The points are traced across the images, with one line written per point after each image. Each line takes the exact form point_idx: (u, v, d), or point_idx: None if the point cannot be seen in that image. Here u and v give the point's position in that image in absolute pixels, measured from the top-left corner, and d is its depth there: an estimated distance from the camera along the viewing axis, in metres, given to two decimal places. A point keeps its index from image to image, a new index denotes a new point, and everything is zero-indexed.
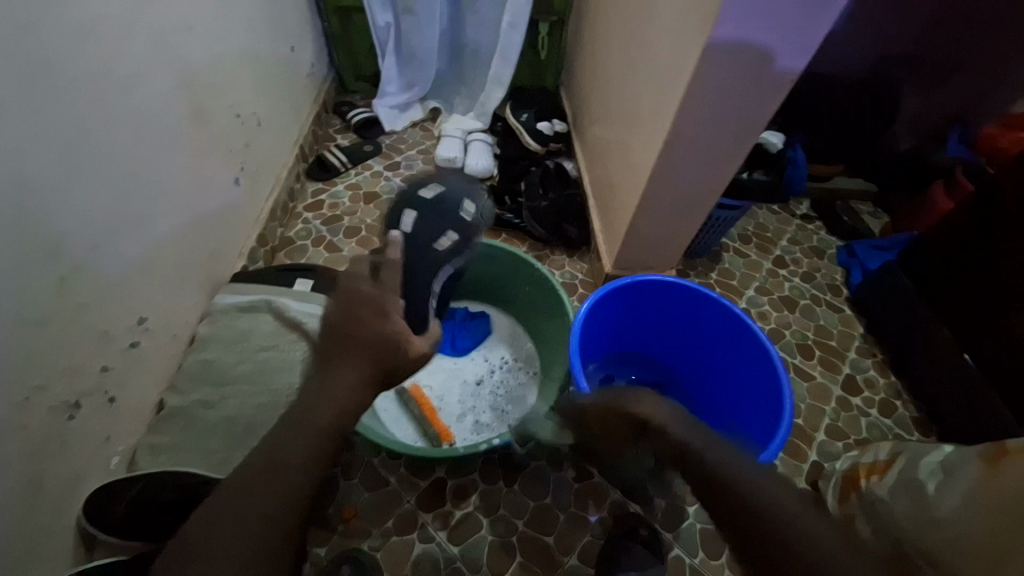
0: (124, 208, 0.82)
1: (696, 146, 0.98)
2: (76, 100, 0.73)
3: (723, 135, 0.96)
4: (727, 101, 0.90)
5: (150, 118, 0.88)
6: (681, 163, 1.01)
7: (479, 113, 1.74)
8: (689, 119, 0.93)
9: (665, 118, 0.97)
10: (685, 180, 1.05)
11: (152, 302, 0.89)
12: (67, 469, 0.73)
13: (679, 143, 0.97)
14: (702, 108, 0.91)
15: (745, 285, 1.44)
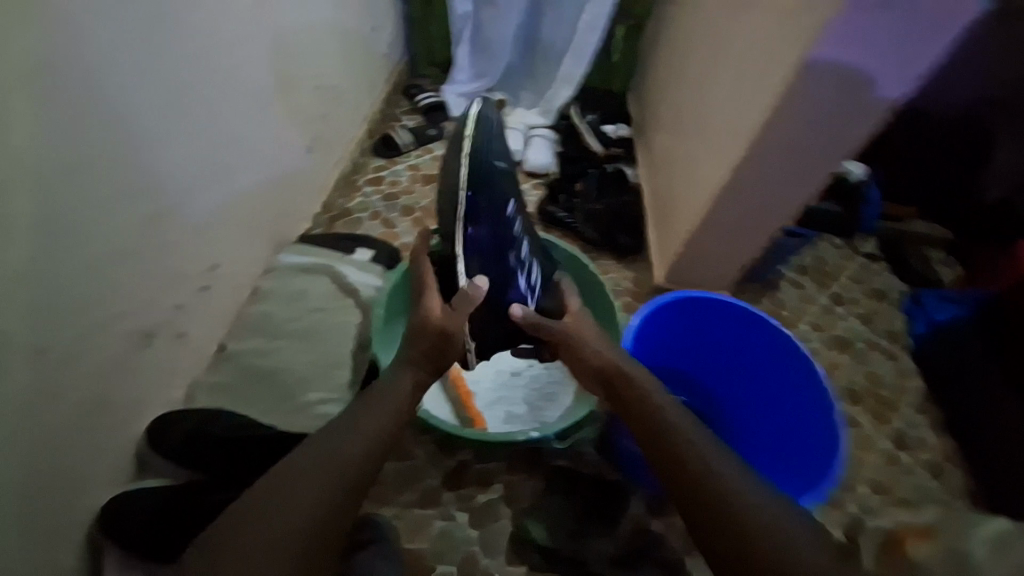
0: (211, 157, 0.88)
1: (775, 165, 0.95)
2: (183, 51, 0.78)
3: (806, 157, 0.92)
4: (817, 122, 0.87)
5: (242, 77, 0.93)
6: (756, 182, 0.98)
7: (545, 110, 1.74)
8: (773, 136, 0.90)
9: (746, 133, 0.95)
10: (756, 200, 1.02)
11: (224, 250, 0.94)
12: (131, 393, 0.78)
13: (757, 160, 0.94)
14: (788, 126, 0.88)
15: (797, 318, 1.38)
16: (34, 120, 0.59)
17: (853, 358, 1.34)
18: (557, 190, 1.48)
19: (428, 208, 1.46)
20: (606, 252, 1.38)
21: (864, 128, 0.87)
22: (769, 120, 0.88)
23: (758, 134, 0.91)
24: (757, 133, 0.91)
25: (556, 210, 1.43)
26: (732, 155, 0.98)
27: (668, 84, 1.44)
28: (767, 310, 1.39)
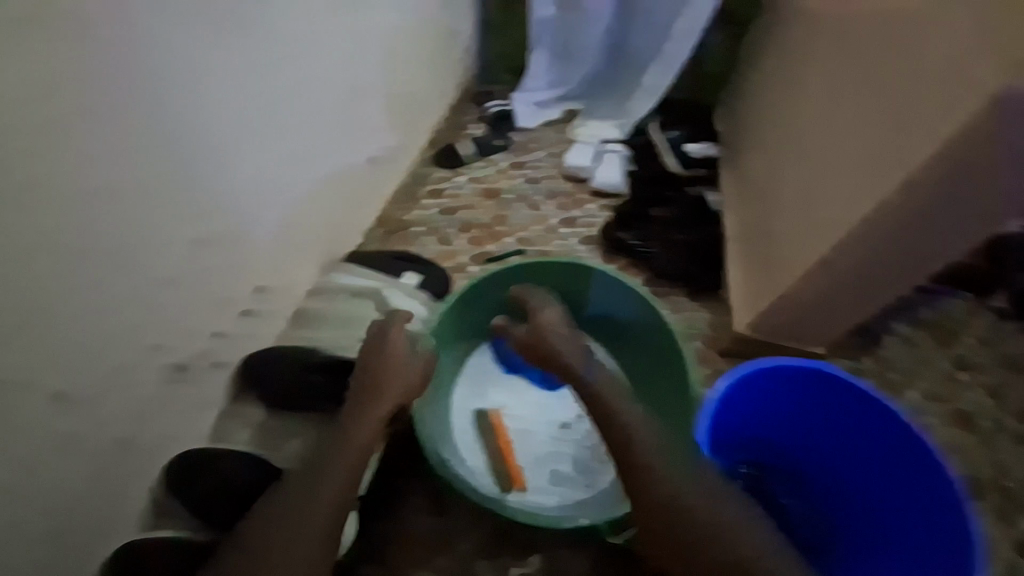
0: (269, 175, 0.86)
1: (921, 216, 0.76)
2: (247, 72, 0.77)
3: (963, 208, 0.74)
4: (989, 169, 0.68)
5: (308, 96, 0.90)
6: (891, 233, 0.80)
7: (622, 122, 1.58)
8: (927, 184, 0.72)
9: (884, 176, 0.77)
10: (887, 252, 0.83)
11: (274, 271, 0.93)
12: (162, 425, 0.80)
13: (899, 209, 0.77)
14: (949, 173, 0.70)
15: (907, 383, 1.11)
16: (81, 157, 0.59)
17: (978, 441, 1.06)
18: (631, 216, 1.32)
19: (487, 226, 1.37)
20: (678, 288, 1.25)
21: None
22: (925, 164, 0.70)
23: (907, 180, 0.73)
24: (904, 178, 0.73)
25: (624, 238, 1.29)
26: (863, 198, 0.81)
27: (771, 100, 1.24)
28: (871, 372, 1.13)
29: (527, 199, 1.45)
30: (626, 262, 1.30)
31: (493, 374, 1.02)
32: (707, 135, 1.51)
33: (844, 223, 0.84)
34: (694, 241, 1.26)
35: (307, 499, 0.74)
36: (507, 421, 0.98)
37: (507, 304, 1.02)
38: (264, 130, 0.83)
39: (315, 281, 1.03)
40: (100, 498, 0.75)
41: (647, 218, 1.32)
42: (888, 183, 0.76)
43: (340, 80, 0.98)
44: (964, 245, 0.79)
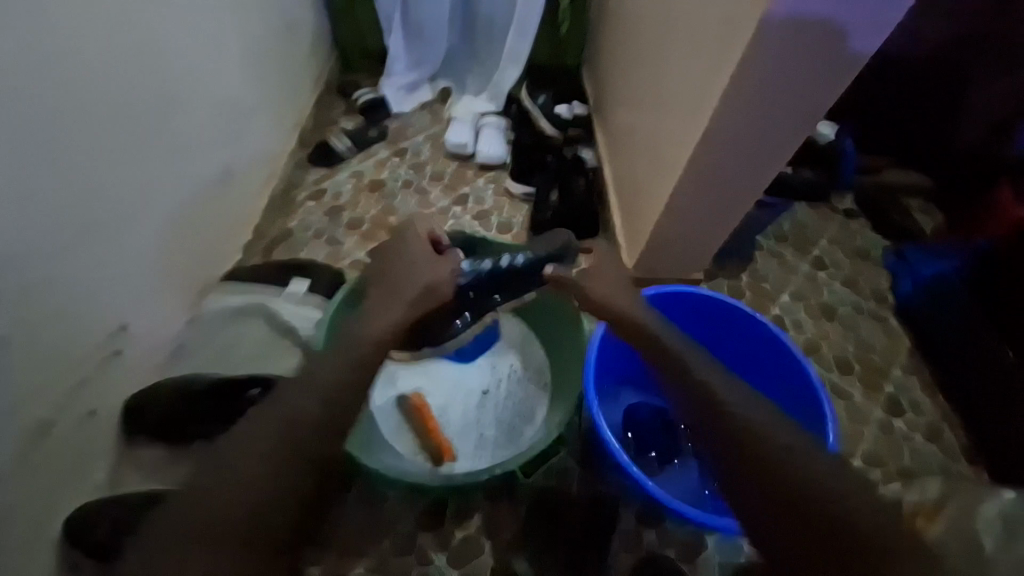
0: (94, 212, 0.73)
1: (739, 139, 0.83)
2: (40, 92, 0.65)
3: (767, 120, 0.80)
4: (773, 82, 0.75)
5: (110, 115, 0.75)
6: (718, 159, 0.87)
7: (493, 94, 1.59)
8: (735, 105, 0.78)
9: (704, 109, 0.82)
10: (731, 176, 0.90)
11: (122, 310, 0.80)
12: None
13: (718, 137, 0.83)
14: (747, 92, 0.76)
15: (779, 289, 1.29)
16: None
17: (841, 326, 1.25)
18: (518, 189, 1.39)
19: (376, 221, 1.33)
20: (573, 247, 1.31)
21: (826, 88, 0.76)
22: (729, 88, 0.76)
23: (719, 106, 0.78)
24: (716, 105, 0.79)
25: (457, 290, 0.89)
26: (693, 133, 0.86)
27: (619, 54, 1.31)
28: (749, 285, 1.29)
29: (414, 185, 1.43)
30: (520, 231, 1.35)
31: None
32: (575, 94, 1.52)
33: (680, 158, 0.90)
34: (567, 202, 1.32)
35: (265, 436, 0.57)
36: (428, 401, 0.98)
37: None
38: (85, 161, 0.72)
39: (158, 329, 0.88)
40: None
41: (535, 250, 0.95)
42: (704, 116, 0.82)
43: (144, 79, 0.81)
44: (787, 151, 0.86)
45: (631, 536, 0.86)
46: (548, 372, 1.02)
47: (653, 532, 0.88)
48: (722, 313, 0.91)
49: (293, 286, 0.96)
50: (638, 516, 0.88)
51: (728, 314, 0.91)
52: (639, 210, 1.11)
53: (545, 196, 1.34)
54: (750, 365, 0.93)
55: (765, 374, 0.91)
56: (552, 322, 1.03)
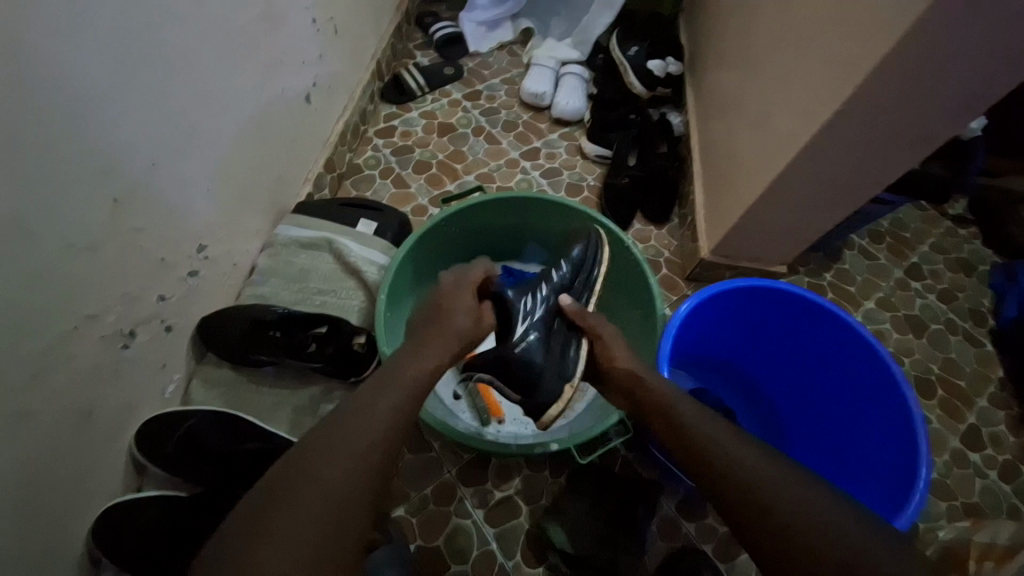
0: (191, 122, 0.73)
1: (877, 120, 0.72)
2: None
3: (911, 106, 0.70)
4: (938, 61, 0.64)
5: (206, 23, 0.72)
6: (842, 144, 0.77)
7: (580, 40, 1.47)
8: (885, 81, 0.67)
9: (843, 80, 0.71)
10: (853, 162, 0.79)
11: (210, 228, 0.80)
12: (120, 398, 0.66)
13: (853, 114, 0.73)
14: (903, 70, 0.65)
15: (864, 294, 1.19)
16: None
17: (927, 342, 1.15)
18: (593, 149, 1.30)
19: (444, 165, 1.30)
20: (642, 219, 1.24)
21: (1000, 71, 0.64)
22: (884, 59, 0.65)
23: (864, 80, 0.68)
24: (862, 77, 0.68)
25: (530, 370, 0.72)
26: (822, 108, 0.76)
27: (730, 7, 1.16)
28: (831, 284, 1.20)
29: (486, 132, 1.37)
30: (589, 195, 1.28)
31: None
32: (670, 50, 1.38)
33: (800, 134, 0.80)
34: (645, 171, 1.23)
35: (318, 477, 0.53)
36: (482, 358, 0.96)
37: (468, 236, 1.00)
38: (186, 71, 0.70)
39: (238, 254, 0.88)
40: (66, 482, 0.60)
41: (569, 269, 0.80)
42: (840, 94, 0.72)
43: None
44: (929, 141, 0.75)
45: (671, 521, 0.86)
46: None
47: (692, 523, 0.87)
48: (813, 316, 0.83)
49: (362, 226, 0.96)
50: (679, 504, 0.88)
51: (820, 317, 0.83)
52: (730, 190, 1.02)
53: (623, 160, 1.25)
54: (829, 369, 0.86)
55: (849, 387, 0.83)
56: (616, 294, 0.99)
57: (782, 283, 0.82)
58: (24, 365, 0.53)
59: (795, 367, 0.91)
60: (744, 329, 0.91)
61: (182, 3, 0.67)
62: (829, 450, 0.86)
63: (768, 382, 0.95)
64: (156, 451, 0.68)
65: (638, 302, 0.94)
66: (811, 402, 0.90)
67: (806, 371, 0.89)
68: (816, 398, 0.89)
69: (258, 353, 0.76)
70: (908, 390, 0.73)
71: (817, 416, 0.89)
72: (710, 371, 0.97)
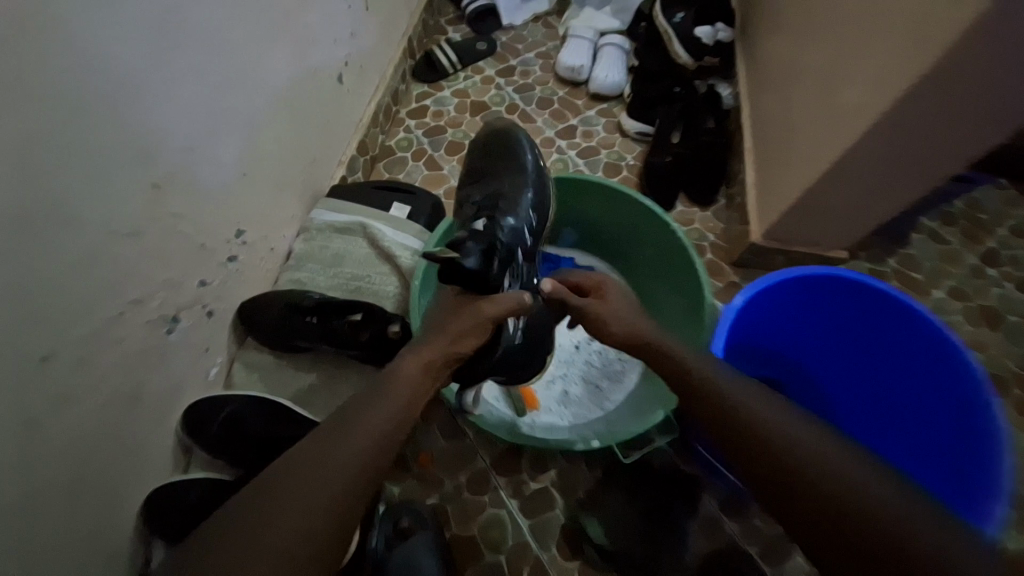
0: (220, 105, 0.71)
1: (970, 86, 0.63)
2: None
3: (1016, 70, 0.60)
4: None
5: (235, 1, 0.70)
6: (928, 115, 0.68)
7: (618, 9, 1.39)
8: (986, 41, 0.58)
9: (928, 41, 0.62)
10: (937, 132, 0.70)
11: (248, 214, 0.80)
12: (166, 381, 0.68)
13: (938, 81, 0.63)
14: (1015, 25, 0.56)
15: (932, 282, 1.09)
16: (30, 88, 0.47)
17: (1004, 335, 1.04)
18: (634, 125, 1.23)
19: (477, 146, 1.26)
20: (685, 200, 1.17)
21: None
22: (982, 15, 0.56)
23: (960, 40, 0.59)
24: (957, 38, 0.59)
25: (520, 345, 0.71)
26: (901, 74, 0.66)
27: None
28: (894, 270, 1.10)
29: (520, 110, 1.31)
30: (629, 174, 1.21)
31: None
32: (720, 15, 1.27)
33: (874, 105, 0.71)
34: (690, 150, 1.16)
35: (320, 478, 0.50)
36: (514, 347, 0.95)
37: None
38: (218, 51, 0.69)
39: (274, 241, 0.87)
40: (117, 461, 0.63)
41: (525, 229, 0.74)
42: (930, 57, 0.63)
43: None
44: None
45: (712, 519, 0.82)
46: None
47: (735, 522, 0.83)
48: (883, 309, 0.77)
49: (396, 212, 0.94)
50: (721, 501, 0.84)
51: (890, 311, 0.76)
52: (787, 170, 0.93)
53: (667, 138, 1.17)
54: (898, 365, 0.79)
55: (919, 390, 0.77)
56: (657, 282, 0.95)
57: (849, 273, 0.75)
58: (74, 351, 0.55)
59: (860, 365, 0.84)
60: (804, 322, 0.84)
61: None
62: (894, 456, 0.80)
63: (828, 382, 0.88)
64: (201, 433, 0.70)
65: (681, 292, 0.90)
66: (876, 406, 0.83)
67: (872, 367, 0.83)
68: (883, 401, 0.82)
69: (295, 339, 0.76)
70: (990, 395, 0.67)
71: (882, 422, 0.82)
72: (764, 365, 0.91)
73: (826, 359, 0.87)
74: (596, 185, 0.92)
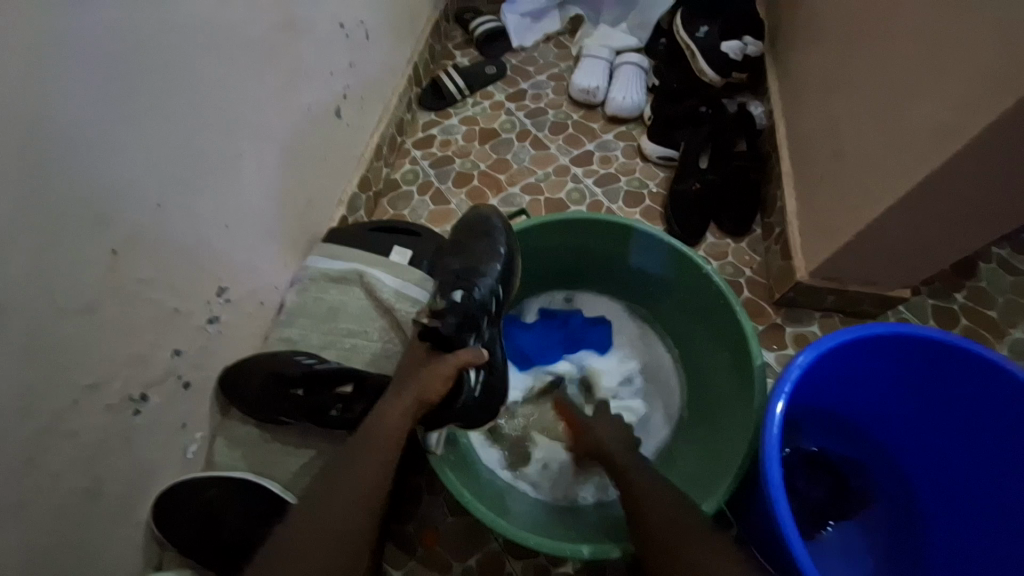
0: (199, 155, 0.65)
1: None
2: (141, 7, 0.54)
3: None
4: None
5: (213, 40, 0.64)
6: (1023, 141, 0.56)
7: (635, 25, 1.30)
8: None
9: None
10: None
11: (233, 269, 0.73)
12: (133, 467, 0.60)
13: None
14: None
15: (1010, 319, 0.94)
16: None
17: None
18: (655, 150, 1.13)
19: (487, 177, 1.18)
20: (716, 231, 1.06)
21: None
22: None
23: None
24: None
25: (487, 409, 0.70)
26: (992, 95, 0.55)
27: None
28: (963, 306, 0.96)
29: (531, 136, 1.23)
30: (652, 203, 1.11)
31: (511, 336, 0.94)
32: (749, 27, 1.17)
33: (953, 131, 0.60)
34: (720, 176, 1.05)
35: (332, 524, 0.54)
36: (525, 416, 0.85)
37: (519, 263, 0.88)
38: (193, 96, 0.62)
39: (264, 295, 0.80)
40: (74, 566, 0.55)
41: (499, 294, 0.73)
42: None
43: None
44: None
45: None
46: (678, 391, 0.87)
47: None
48: (980, 377, 0.64)
49: (396, 256, 0.86)
50: None
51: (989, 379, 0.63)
52: (838, 201, 0.82)
53: (693, 163, 1.07)
54: (989, 441, 0.66)
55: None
56: (693, 332, 0.84)
57: (935, 332, 0.64)
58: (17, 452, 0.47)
59: (935, 437, 0.72)
60: (874, 385, 0.72)
61: (183, 21, 0.59)
62: (986, 557, 0.67)
63: (899, 455, 0.75)
64: (174, 524, 0.64)
65: (722, 345, 0.78)
66: (962, 491, 0.70)
67: (951, 438, 0.70)
68: (970, 486, 0.69)
69: (277, 413, 0.71)
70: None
71: (968, 513, 0.69)
72: (823, 431, 0.78)
73: (893, 426, 0.74)
74: (620, 224, 0.82)
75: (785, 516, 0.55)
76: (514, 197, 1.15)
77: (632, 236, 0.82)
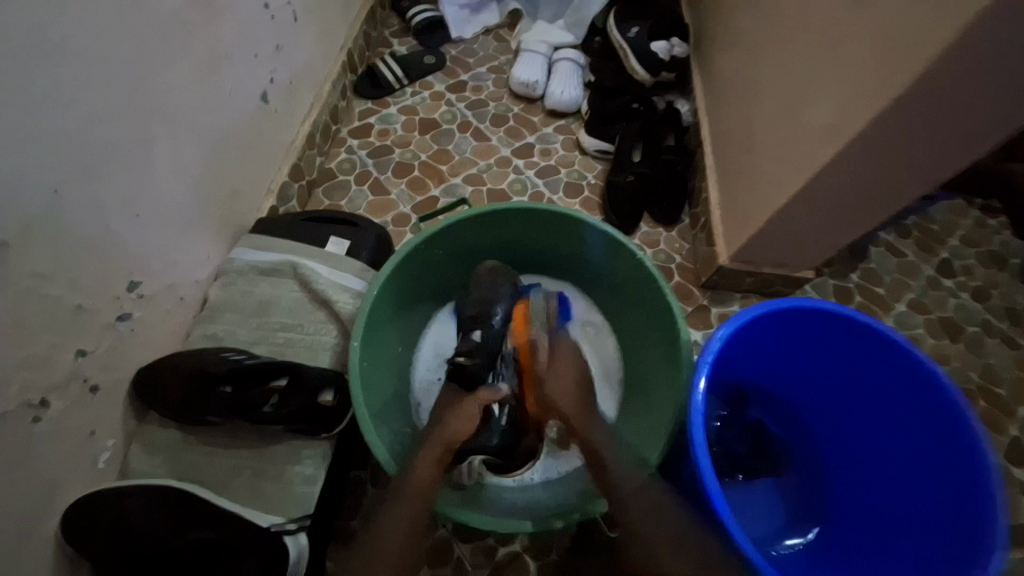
0: (103, 136, 0.59)
1: (939, 108, 0.60)
2: None
3: (983, 90, 0.57)
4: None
5: (116, 11, 0.58)
6: (896, 138, 0.65)
7: (571, 23, 1.34)
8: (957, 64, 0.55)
9: (899, 65, 0.59)
10: (903, 154, 0.67)
11: (147, 262, 0.67)
12: (33, 480, 0.55)
13: (907, 104, 0.60)
14: (983, 47, 0.53)
15: (895, 296, 1.08)
16: None
17: (965, 347, 1.04)
18: (592, 143, 1.17)
19: (428, 167, 1.16)
20: (649, 221, 1.12)
21: None
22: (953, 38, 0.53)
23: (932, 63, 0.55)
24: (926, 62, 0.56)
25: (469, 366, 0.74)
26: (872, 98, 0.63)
27: None
28: (858, 286, 1.09)
29: (472, 128, 1.23)
30: (590, 194, 1.15)
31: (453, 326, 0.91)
32: (675, 29, 1.24)
33: (843, 129, 0.68)
34: (652, 168, 1.11)
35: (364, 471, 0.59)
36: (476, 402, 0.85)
37: (459, 251, 0.88)
38: (95, 71, 0.57)
39: (184, 290, 0.75)
40: None
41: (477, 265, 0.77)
42: (900, 78, 0.59)
43: None
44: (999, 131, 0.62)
45: None
46: (617, 373, 0.91)
47: None
48: (867, 343, 0.72)
49: (333, 247, 0.83)
50: None
51: (877, 346, 0.71)
52: (752, 191, 0.90)
53: (627, 156, 1.12)
54: (877, 399, 0.75)
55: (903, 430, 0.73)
56: (629, 315, 0.89)
57: (831, 305, 0.71)
58: None
59: (835, 398, 0.80)
60: (784, 353, 0.80)
61: None
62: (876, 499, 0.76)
63: (808, 416, 0.84)
64: (85, 541, 0.58)
65: (654, 326, 0.83)
66: (856, 447, 0.79)
67: (848, 398, 0.79)
68: (862, 442, 0.78)
69: (203, 413, 0.66)
70: (983, 443, 0.63)
71: (862, 462, 0.78)
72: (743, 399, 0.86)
73: (802, 390, 0.83)
74: (556, 211, 0.84)
75: (709, 478, 0.60)
76: (456, 187, 1.14)
77: (569, 222, 0.85)
